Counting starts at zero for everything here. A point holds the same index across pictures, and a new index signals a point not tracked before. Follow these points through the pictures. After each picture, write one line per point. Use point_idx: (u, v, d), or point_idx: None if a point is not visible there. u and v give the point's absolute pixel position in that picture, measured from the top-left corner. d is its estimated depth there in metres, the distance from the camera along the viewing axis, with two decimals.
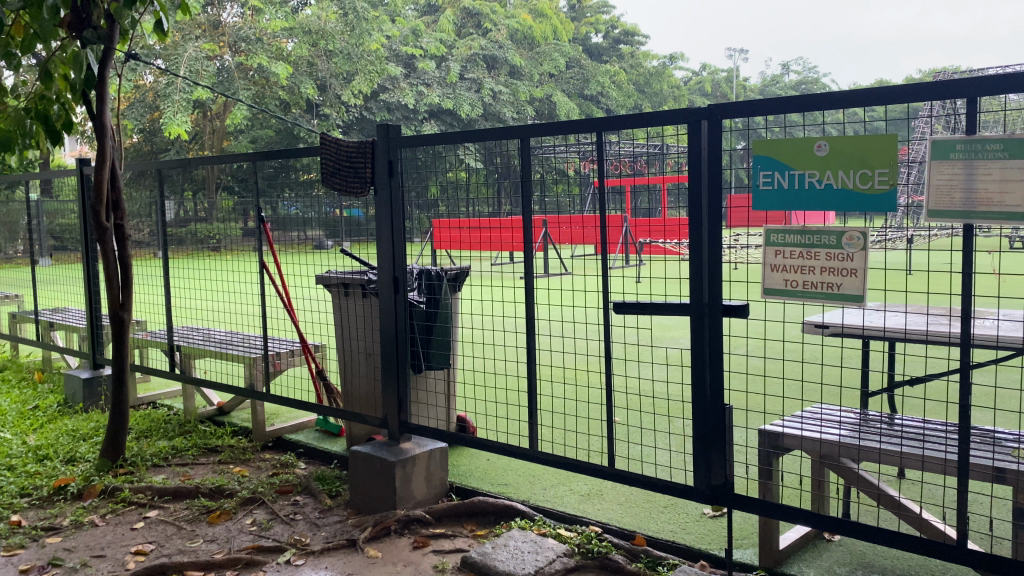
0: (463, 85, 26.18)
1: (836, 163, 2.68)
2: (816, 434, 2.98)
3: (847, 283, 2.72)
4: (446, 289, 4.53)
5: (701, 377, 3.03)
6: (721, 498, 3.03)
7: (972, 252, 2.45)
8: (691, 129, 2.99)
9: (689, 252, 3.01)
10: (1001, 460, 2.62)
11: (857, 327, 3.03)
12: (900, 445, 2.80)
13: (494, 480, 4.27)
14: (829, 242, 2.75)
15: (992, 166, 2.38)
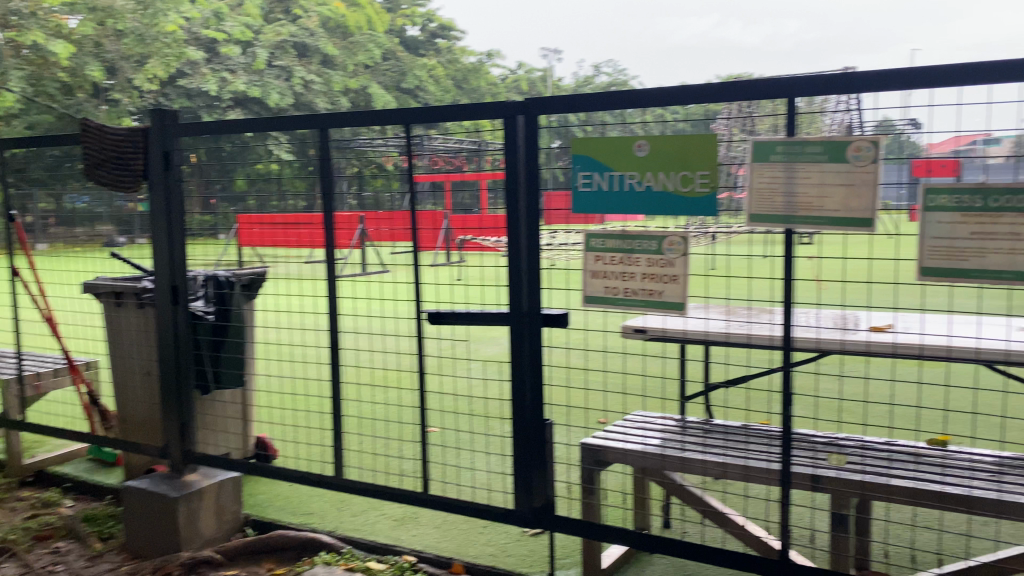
0: (271, 73, 24.81)
1: (656, 164, 2.56)
2: (638, 446, 2.83)
3: (668, 290, 2.60)
4: (239, 298, 3.82)
5: (522, 393, 2.80)
6: (542, 521, 2.81)
7: (791, 258, 2.45)
8: (506, 124, 2.75)
9: (507, 257, 2.78)
10: (821, 468, 2.63)
11: (679, 329, 2.92)
12: (723, 455, 2.70)
13: (297, 509, 3.85)
14: (649, 247, 2.62)
15: (811, 170, 2.38)
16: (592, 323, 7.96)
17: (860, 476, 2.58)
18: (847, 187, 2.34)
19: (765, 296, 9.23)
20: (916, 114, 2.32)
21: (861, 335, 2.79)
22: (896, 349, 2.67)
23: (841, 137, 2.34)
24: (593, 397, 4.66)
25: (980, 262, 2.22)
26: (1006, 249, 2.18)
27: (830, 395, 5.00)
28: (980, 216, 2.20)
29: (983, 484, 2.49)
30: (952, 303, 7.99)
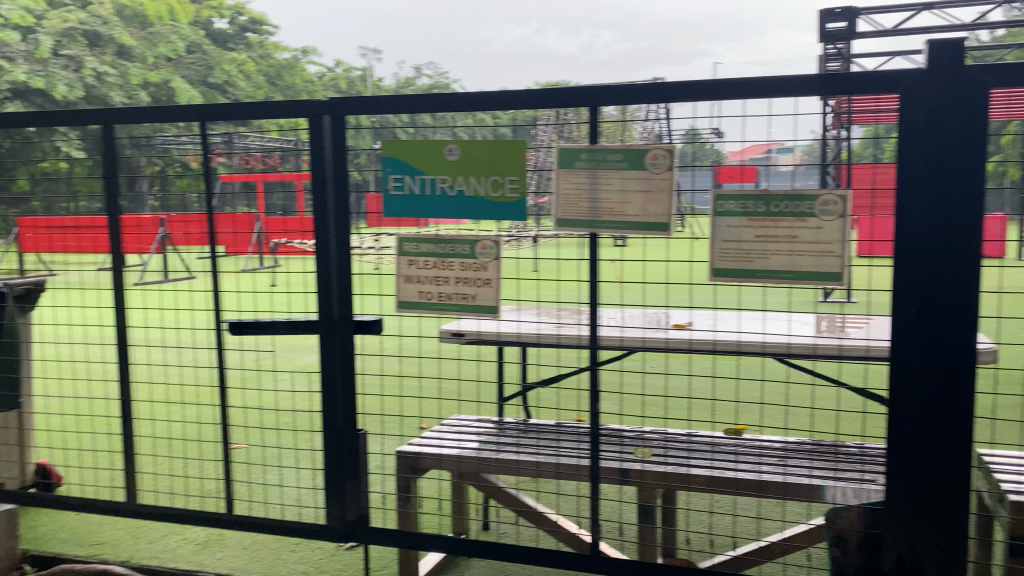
0: (56, 62, 22.74)
1: (466, 168, 2.55)
2: (455, 450, 2.81)
3: (482, 294, 2.60)
4: (11, 309, 3.53)
5: (332, 403, 2.70)
6: (356, 534, 2.74)
7: (596, 260, 2.57)
8: (311, 124, 2.64)
9: (316, 261, 2.68)
10: (627, 461, 2.74)
11: (493, 333, 2.94)
12: (536, 455, 2.73)
13: (85, 540, 3.53)
14: (462, 251, 2.61)
15: (613, 176, 2.49)
16: (409, 328, 7.90)
17: (663, 467, 2.70)
18: (646, 193, 2.46)
19: (573, 297, 9.57)
20: (720, 124, 2.44)
21: (663, 334, 2.94)
22: (692, 345, 2.82)
23: (640, 146, 2.46)
24: (407, 405, 4.61)
25: (764, 263, 2.41)
26: (785, 251, 2.38)
27: (634, 391, 5.25)
28: (763, 221, 2.40)
29: (771, 468, 2.70)
30: (738, 300, 8.65)
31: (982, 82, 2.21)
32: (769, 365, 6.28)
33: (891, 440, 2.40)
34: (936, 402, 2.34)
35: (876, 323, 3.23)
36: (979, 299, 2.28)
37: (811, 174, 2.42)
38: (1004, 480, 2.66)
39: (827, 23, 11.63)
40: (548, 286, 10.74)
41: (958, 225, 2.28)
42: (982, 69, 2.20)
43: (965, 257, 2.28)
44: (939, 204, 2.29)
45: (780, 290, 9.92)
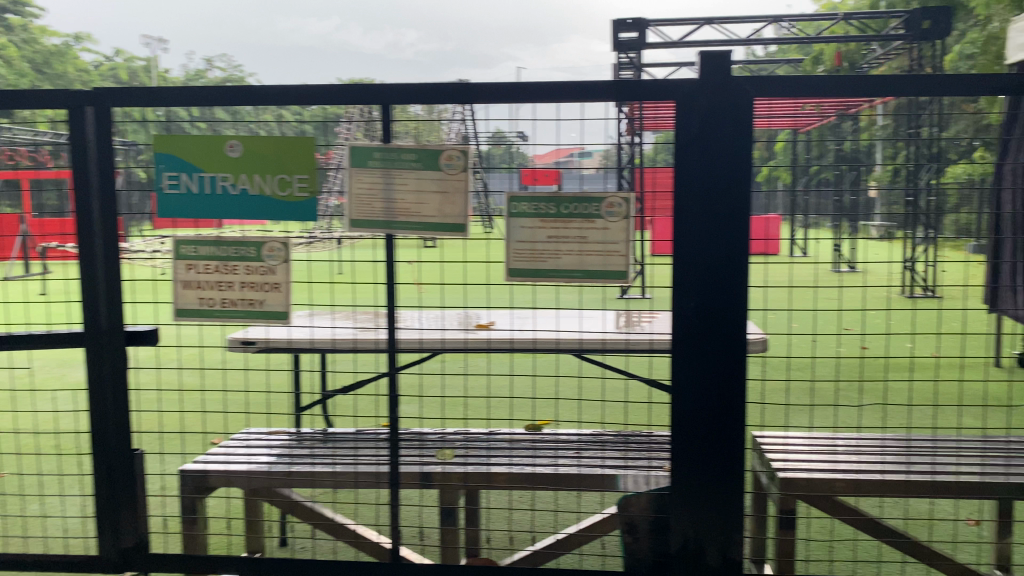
0: None
1: (250, 165, 2.42)
2: (245, 465, 2.66)
3: (270, 299, 2.49)
4: None
5: (102, 422, 2.47)
6: (134, 563, 2.52)
7: (393, 262, 2.51)
8: (71, 115, 2.40)
9: (80, 266, 2.43)
10: (428, 464, 2.72)
11: (285, 340, 2.82)
12: (333, 465, 2.63)
13: None
14: (248, 254, 2.48)
15: (407, 176, 2.45)
16: (198, 338, 7.45)
17: (463, 468, 2.70)
18: (442, 193, 2.44)
19: (374, 300, 9.45)
20: (524, 127, 2.49)
21: (461, 336, 2.96)
22: (490, 344, 2.85)
23: (434, 146, 2.43)
24: (195, 420, 4.34)
25: (556, 263, 2.47)
26: (576, 251, 2.45)
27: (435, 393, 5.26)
28: (554, 222, 2.45)
29: (567, 461, 2.77)
30: (535, 300, 8.91)
31: (748, 91, 2.38)
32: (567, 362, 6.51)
33: (675, 427, 2.52)
34: (714, 383, 2.50)
35: (660, 318, 3.43)
36: (748, 292, 2.46)
37: (606, 177, 2.54)
38: (775, 459, 2.90)
39: (620, 32, 12.24)
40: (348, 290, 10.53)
41: (729, 222, 2.44)
42: (747, 79, 2.38)
43: (736, 252, 2.45)
44: (712, 203, 2.45)
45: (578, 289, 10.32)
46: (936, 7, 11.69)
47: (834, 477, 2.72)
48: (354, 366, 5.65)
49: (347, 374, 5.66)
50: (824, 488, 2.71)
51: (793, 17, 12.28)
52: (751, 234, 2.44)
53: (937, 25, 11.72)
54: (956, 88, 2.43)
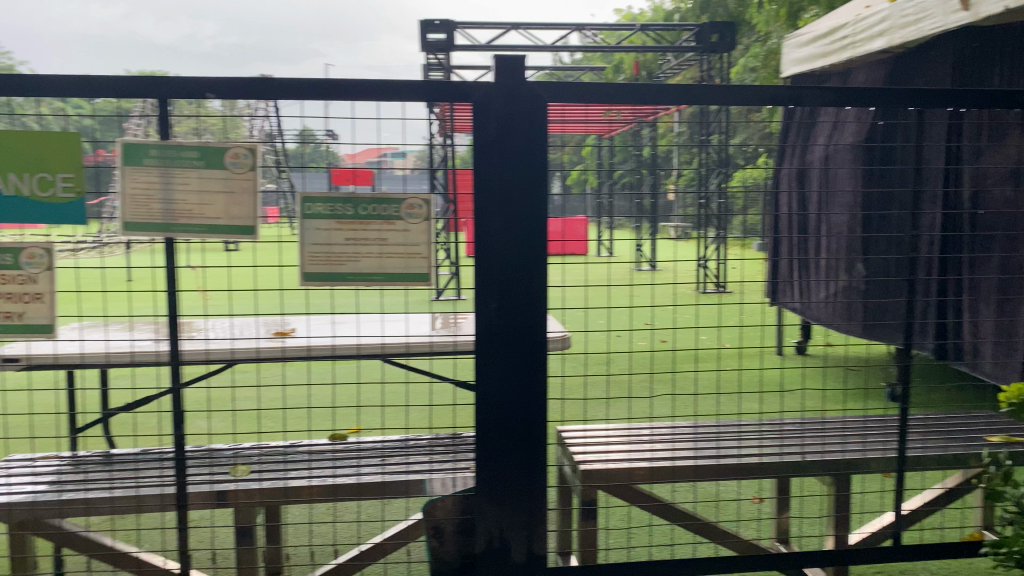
0: None
1: (6, 164, 2.23)
2: (6, 498, 2.39)
3: (32, 311, 2.30)
4: None
5: None
6: None
7: (173, 269, 2.35)
8: None
9: None
10: (220, 482, 2.57)
11: (52, 356, 2.60)
12: (110, 490, 2.42)
13: None
14: (4, 262, 2.28)
15: (188, 176, 2.29)
16: None
17: (259, 483, 2.58)
18: (228, 194, 2.31)
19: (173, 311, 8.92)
20: (333, 125, 2.40)
21: (253, 346, 2.87)
22: (287, 353, 2.75)
23: (216, 143, 2.29)
24: None
25: (355, 266, 2.40)
26: (375, 253, 2.39)
27: (236, 407, 5.02)
28: (352, 224, 2.38)
29: (370, 469, 2.71)
30: (346, 305, 8.75)
31: (541, 95, 2.43)
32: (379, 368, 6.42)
33: (479, 431, 2.52)
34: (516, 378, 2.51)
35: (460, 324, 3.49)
36: (546, 292, 2.50)
37: (421, 178, 2.48)
38: (579, 452, 2.97)
39: (428, 33, 12.27)
40: (143, 301, 9.85)
41: (528, 224, 2.48)
42: (540, 83, 2.43)
43: (535, 252, 2.49)
44: (511, 205, 2.47)
45: (393, 292, 10.22)
46: (722, 22, 12.61)
47: (635, 466, 2.83)
48: (146, 382, 5.29)
49: (137, 392, 5.29)
50: (628, 477, 2.81)
51: (594, 25, 12.82)
52: (548, 235, 2.49)
53: (723, 39, 12.67)
54: (729, 97, 2.61)
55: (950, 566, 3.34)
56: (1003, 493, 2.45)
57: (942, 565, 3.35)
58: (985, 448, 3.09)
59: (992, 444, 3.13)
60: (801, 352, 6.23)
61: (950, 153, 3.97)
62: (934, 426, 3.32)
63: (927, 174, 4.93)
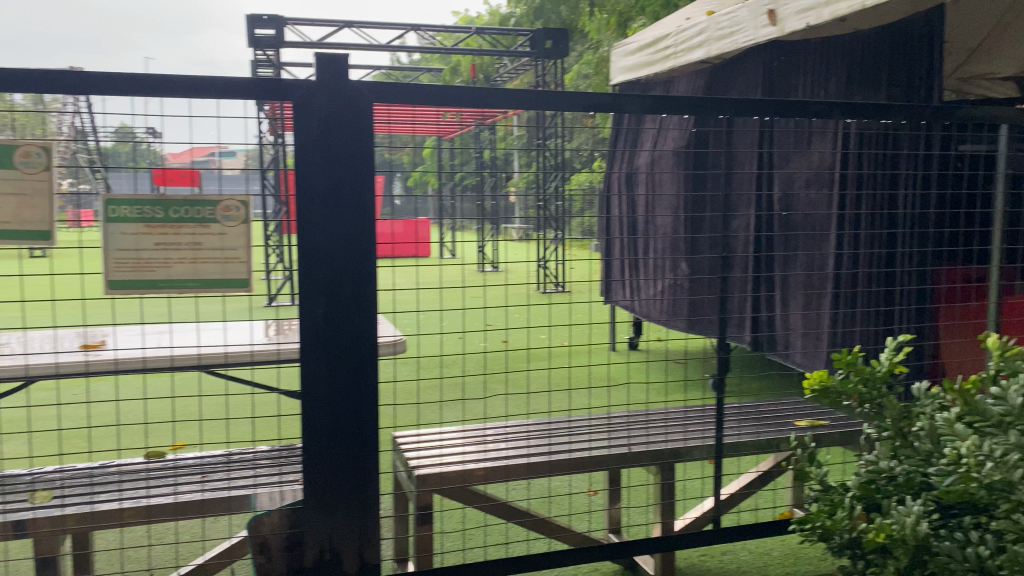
0: None
1: None
2: None
3: None
4: None
5: None
6: None
7: None
8: None
9: None
10: (17, 511, 2.37)
11: None
12: None
13: None
14: None
15: None
16: None
17: (61, 509, 2.40)
18: (19, 196, 2.16)
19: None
20: (154, 123, 2.25)
21: (59, 359, 2.71)
22: (95, 365, 2.61)
23: (4, 141, 2.14)
24: None
25: (166, 272, 2.26)
26: (189, 258, 2.27)
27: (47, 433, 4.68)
28: (162, 227, 2.24)
29: (189, 487, 2.58)
30: (174, 317, 8.34)
31: (365, 96, 2.38)
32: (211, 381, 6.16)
33: (309, 441, 2.43)
34: (346, 385, 2.44)
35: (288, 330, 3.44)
36: (376, 295, 2.44)
37: (252, 179, 2.38)
38: (414, 457, 2.94)
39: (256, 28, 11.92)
40: None
41: (356, 226, 2.41)
42: (363, 83, 2.38)
43: (364, 255, 2.42)
44: (337, 207, 2.39)
45: (228, 300, 9.84)
46: (555, 28, 12.98)
47: (475, 466, 2.85)
48: None
49: None
50: (469, 479, 2.82)
51: (431, 27, 12.87)
52: (376, 237, 2.44)
53: (557, 45, 13.04)
54: (554, 103, 2.66)
55: (765, 544, 3.58)
56: (808, 473, 2.61)
57: (758, 544, 3.60)
58: (794, 433, 3.33)
59: (799, 428, 3.38)
60: (634, 348, 6.50)
61: (762, 158, 4.28)
62: (748, 414, 3.55)
63: (741, 177, 5.28)
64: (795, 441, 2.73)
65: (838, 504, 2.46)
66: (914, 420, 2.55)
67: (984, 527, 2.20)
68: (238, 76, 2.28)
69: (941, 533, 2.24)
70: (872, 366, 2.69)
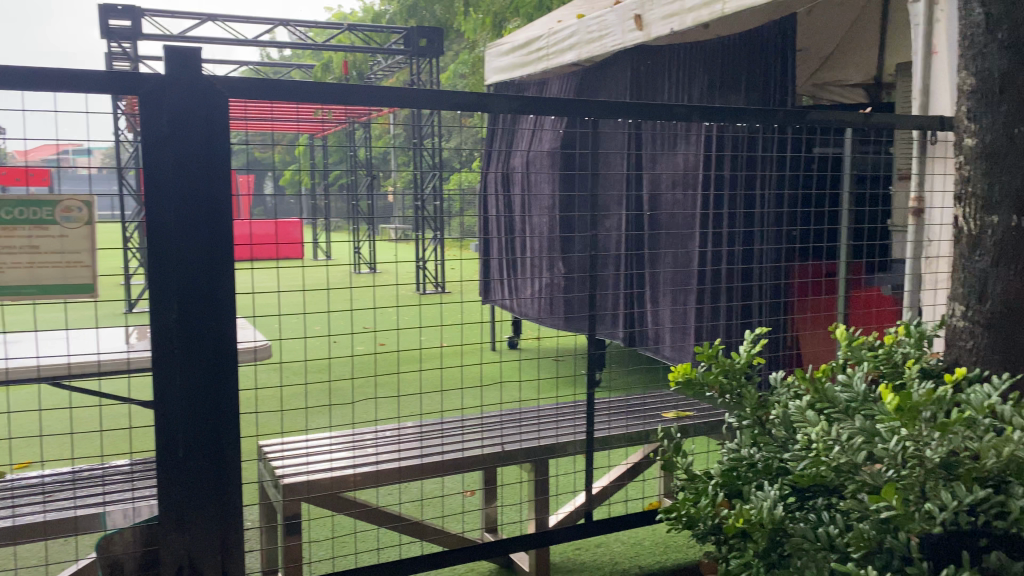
0: None
1: None
2: None
3: None
4: None
5: None
6: None
7: None
8: None
9: None
10: None
11: None
12: None
13: None
14: None
15: None
16: None
17: None
18: None
19: None
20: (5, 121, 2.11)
21: None
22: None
23: None
24: None
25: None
26: (24, 264, 2.11)
27: None
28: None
29: (30, 508, 2.42)
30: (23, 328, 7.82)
31: (220, 91, 2.28)
32: (64, 395, 5.80)
33: (164, 454, 2.30)
34: (204, 394, 2.33)
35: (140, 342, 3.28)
36: (235, 300, 2.34)
37: (109, 180, 2.23)
38: (281, 466, 2.85)
39: (110, 18, 11.33)
40: None
41: (211, 228, 2.30)
42: (218, 77, 2.28)
43: (221, 258, 2.32)
44: (190, 208, 2.28)
45: (84, 306, 9.30)
46: (429, 27, 12.95)
47: (350, 472, 2.79)
48: None
49: None
50: (342, 485, 2.77)
51: (301, 22, 12.58)
52: (234, 240, 2.33)
53: (431, 44, 13.02)
54: (418, 101, 2.58)
55: (636, 534, 3.68)
56: (675, 463, 2.67)
57: (630, 534, 3.69)
58: (659, 424, 3.44)
59: (666, 420, 3.49)
60: (513, 347, 6.56)
61: (629, 160, 4.36)
62: (618, 407, 3.64)
63: (612, 177, 5.43)
64: (662, 434, 2.78)
65: (702, 492, 2.52)
66: (769, 409, 2.65)
67: (834, 507, 2.23)
68: (84, 70, 2.12)
69: (795, 515, 2.26)
70: (732, 359, 2.80)
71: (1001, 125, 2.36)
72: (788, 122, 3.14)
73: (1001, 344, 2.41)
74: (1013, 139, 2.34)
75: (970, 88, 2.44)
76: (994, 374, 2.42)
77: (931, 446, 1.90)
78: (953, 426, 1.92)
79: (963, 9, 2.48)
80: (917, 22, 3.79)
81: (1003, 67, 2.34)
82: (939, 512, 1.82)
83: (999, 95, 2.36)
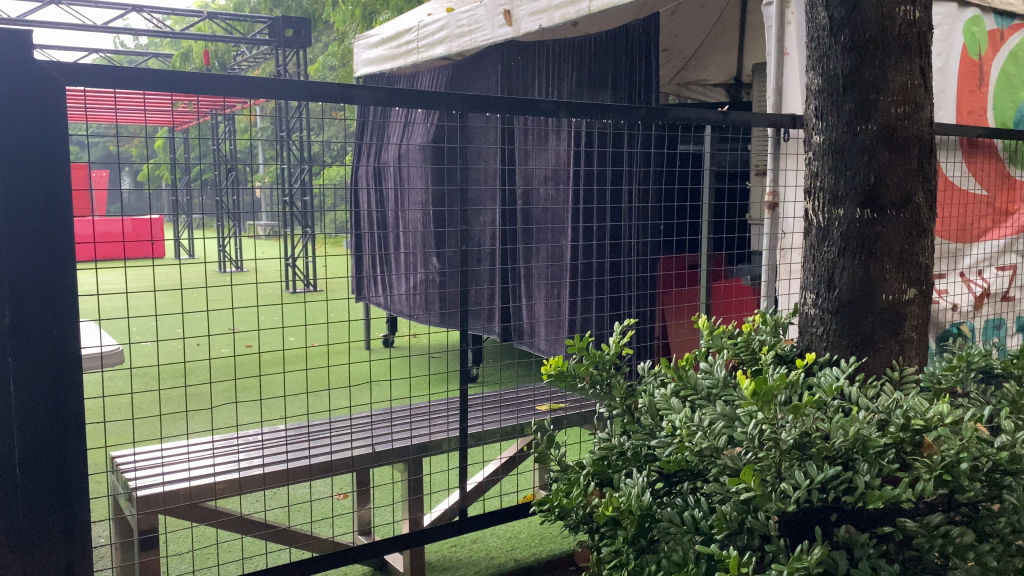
0: None
1: None
2: None
3: None
4: None
5: None
6: None
7: None
8: None
9: None
10: None
11: None
12: None
13: None
14: None
15: None
16: None
17: None
18: None
19: None
20: None
21: None
22: None
23: None
24: None
25: None
26: None
27: None
28: None
29: None
30: None
31: (56, 78, 2.10)
32: None
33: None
34: (41, 410, 2.14)
35: None
36: (77, 304, 2.16)
37: None
38: (136, 478, 2.68)
39: None
40: None
41: (48, 226, 2.11)
42: (52, 63, 2.10)
43: (59, 259, 2.13)
44: (23, 203, 2.08)
45: None
46: (295, 17, 12.57)
47: (215, 480, 2.66)
48: None
49: None
50: (201, 494, 2.63)
51: (156, 9, 11.93)
52: (75, 238, 2.15)
53: (298, 34, 12.61)
54: (280, 92, 2.43)
55: (512, 528, 3.71)
56: (548, 455, 2.67)
57: (505, 528, 3.71)
58: (532, 417, 3.49)
59: (539, 412, 3.55)
60: (390, 344, 6.50)
61: (500, 156, 4.35)
62: (493, 402, 3.66)
63: (486, 173, 5.44)
64: (535, 427, 2.78)
65: (574, 483, 2.51)
66: (637, 398, 2.70)
67: (699, 491, 2.26)
68: None
69: (662, 501, 2.30)
70: (602, 351, 2.83)
71: (845, 123, 2.47)
72: (650, 120, 3.21)
73: (848, 328, 2.52)
74: (857, 135, 2.45)
75: (818, 87, 2.56)
76: (843, 357, 2.55)
77: (786, 428, 1.97)
78: (804, 408, 2.00)
79: (810, 12, 2.61)
80: (770, 25, 3.98)
81: (845, 67, 2.47)
82: (793, 490, 1.88)
83: (843, 94, 2.47)
